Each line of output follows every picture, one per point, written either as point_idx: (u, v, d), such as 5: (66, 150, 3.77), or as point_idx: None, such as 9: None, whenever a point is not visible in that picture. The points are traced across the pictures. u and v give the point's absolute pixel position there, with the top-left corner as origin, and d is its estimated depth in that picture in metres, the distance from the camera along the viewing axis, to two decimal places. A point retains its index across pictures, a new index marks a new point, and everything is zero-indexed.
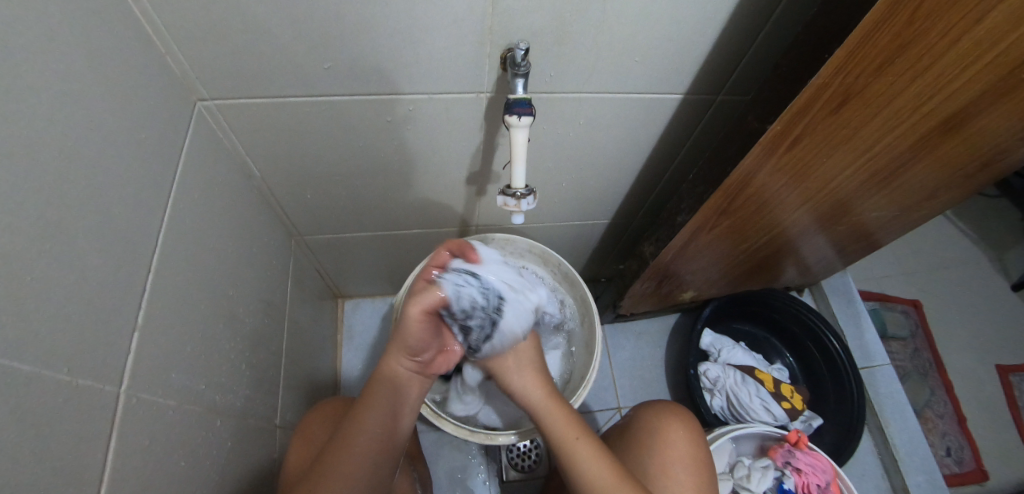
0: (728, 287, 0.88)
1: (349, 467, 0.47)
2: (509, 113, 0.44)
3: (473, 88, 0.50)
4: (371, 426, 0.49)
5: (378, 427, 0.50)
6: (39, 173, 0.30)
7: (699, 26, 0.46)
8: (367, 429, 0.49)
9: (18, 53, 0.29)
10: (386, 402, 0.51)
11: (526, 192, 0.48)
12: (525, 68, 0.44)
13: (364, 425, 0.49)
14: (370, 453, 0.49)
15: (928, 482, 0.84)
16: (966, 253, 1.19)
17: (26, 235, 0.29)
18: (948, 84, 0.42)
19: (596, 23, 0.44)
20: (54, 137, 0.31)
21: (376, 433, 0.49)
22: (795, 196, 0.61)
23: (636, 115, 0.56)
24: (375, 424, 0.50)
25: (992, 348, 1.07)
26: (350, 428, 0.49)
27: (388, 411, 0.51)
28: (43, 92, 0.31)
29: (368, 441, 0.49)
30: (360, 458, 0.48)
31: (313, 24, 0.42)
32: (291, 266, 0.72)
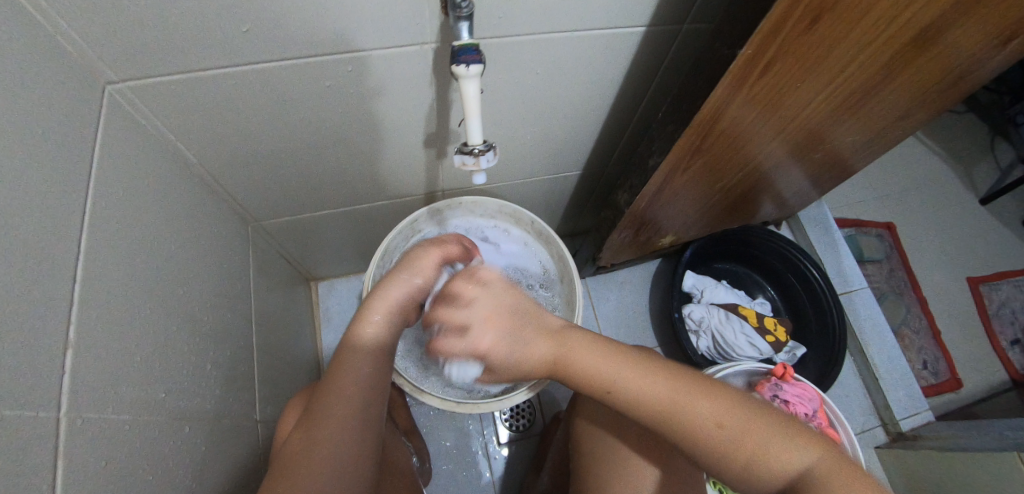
0: (707, 227, 0.86)
1: (333, 432, 0.44)
2: (456, 63, 0.40)
3: (417, 39, 0.45)
4: (351, 384, 0.46)
5: (359, 383, 0.47)
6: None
7: None
8: (348, 389, 0.46)
9: None
10: (365, 360, 0.48)
11: (485, 148, 0.44)
12: (468, 9, 0.39)
13: (341, 375, 0.47)
14: (354, 417, 0.45)
15: (907, 396, 0.88)
16: (937, 171, 1.19)
17: None
18: None
19: None
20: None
21: (358, 388, 0.47)
22: (765, 131, 0.59)
23: (596, 54, 0.52)
24: (353, 382, 0.47)
25: (963, 261, 1.10)
26: (324, 390, 0.46)
27: (362, 366, 0.48)
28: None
29: (350, 395, 0.46)
30: (345, 422, 0.45)
31: None
32: (252, 254, 0.68)
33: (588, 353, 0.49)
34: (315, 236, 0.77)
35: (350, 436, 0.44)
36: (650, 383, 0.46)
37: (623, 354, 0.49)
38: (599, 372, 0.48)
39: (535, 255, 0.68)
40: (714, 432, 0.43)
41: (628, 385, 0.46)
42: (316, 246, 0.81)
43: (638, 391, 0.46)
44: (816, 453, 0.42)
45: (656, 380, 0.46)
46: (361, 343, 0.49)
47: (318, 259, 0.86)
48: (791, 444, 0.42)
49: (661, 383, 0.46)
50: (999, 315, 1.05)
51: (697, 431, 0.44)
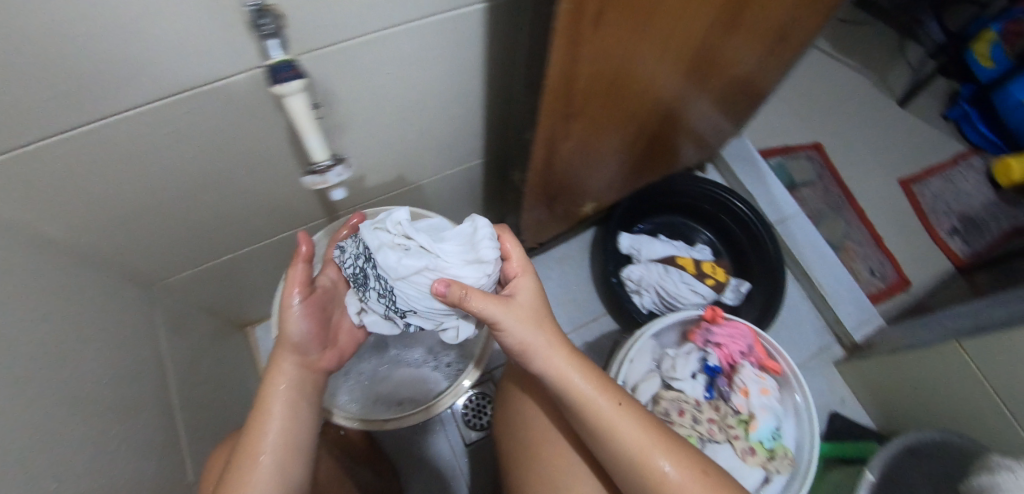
0: (628, 184, 0.86)
1: (272, 452, 0.42)
2: (274, 82, 0.39)
3: (241, 67, 0.42)
4: (275, 401, 0.45)
5: (286, 396, 0.46)
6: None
7: None
8: (275, 406, 0.45)
9: None
10: (286, 370, 0.47)
11: (332, 163, 0.43)
12: (270, 25, 0.37)
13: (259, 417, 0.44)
14: (275, 455, 0.42)
15: (856, 307, 0.90)
16: (853, 82, 1.21)
17: None
18: None
19: None
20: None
21: (283, 402, 0.45)
22: (644, 78, 0.56)
23: (441, 42, 0.50)
24: (279, 397, 0.45)
25: (890, 165, 1.12)
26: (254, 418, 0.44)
27: (283, 378, 0.46)
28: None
29: (274, 435, 0.43)
30: (284, 438, 0.44)
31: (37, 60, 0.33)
32: (158, 316, 0.65)
33: (586, 381, 0.46)
34: (228, 282, 0.75)
35: (289, 446, 0.44)
36: (634, 431, 0.44)
37: (612, 392, 0.47)
38: (577, 394, 0.46)
39: None
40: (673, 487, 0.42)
41: (599, 412, 0.45)
42: (234, 291, 0.78)
43: (602, 422, 0.45)
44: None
45: (623, 417, 0.45)
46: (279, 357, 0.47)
47: (242, 304, 0.83)
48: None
49: (630, 426, 0.45)
50: (934, 208, 1.08)
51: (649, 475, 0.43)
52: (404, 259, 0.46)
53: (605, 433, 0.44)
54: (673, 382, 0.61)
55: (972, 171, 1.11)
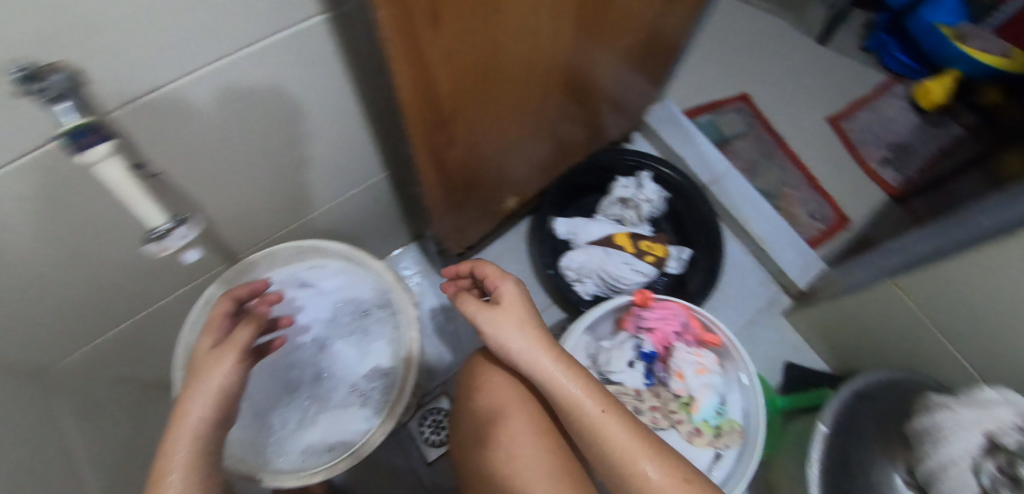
0: (548, 171, 0.83)
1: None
2: (78, 149, 0.31)
3: (38, 134, 0.31)
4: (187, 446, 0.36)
5: (206, 441, 0.37)
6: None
7: None
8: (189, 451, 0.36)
9: None
10: (207, 408, 0.38)
11: (174, 224, 0.38)
12: (55, 87, 0.28)
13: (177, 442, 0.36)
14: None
15: (798, 254, 0.90)
16: (770, 25, 1.19)
17: None
18: None
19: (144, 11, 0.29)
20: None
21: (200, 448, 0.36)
22: (528, 56, 0.49)
23: (297, 62, 0.42)
24: (197, 441, 0.36)
25: (817, 104, 1.12)
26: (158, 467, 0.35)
27: (200, 423, 0.37)
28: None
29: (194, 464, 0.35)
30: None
31: None
32: (54, 408, 0.57)
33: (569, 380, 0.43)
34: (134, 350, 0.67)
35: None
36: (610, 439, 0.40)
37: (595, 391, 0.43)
38: (552, 381, 0.43)
39: (358, 280, 0.60)
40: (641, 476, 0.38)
41: (592, 421, 0.41)
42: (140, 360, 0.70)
43: (570, 408, 0.42)
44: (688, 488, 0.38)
45: (596, 399, 0.42)
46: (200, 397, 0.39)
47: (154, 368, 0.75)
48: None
49: (603, 408, 0.42)
50: (864, 142, 1.08)
51: (630, 468, 0.39)
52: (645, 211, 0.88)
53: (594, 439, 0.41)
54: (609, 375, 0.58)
55: (895, 98, 1.12)
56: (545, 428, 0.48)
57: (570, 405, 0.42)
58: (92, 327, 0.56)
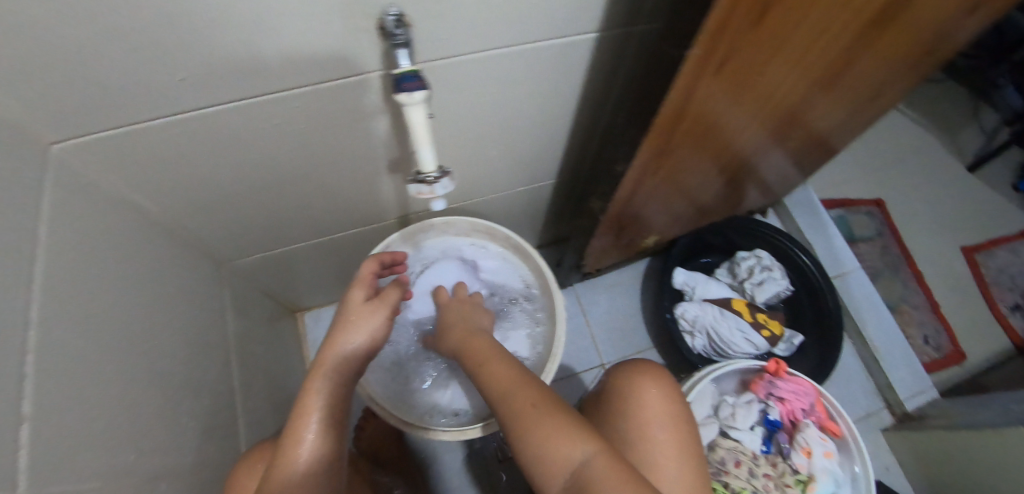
0: (690, 223, 0.86)
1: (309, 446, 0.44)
2: (399, 91, 0.39)
3: (362, 68, 0.43)
4: (322, 401, 0.47)
5: (337, 396, 0.48)
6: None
7: None
8: (323, 402, 0.47)
9: None
10: (340, 371, 0.50)
11: (440, 175, 0.44)
12: (403, 35, 0.39)
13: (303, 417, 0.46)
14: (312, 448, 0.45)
15: (910, 374, 0.87)
16: (919, 141, 1.18)
17: None
18: None
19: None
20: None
21: (330, 401, 0.47)
22: (748, 110, 0.56)
23: (548, 67, 0.52)
24: (331, 398, 0.47)
25: (952, 230, 1.09)
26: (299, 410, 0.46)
27: (327, 395, 0.48)
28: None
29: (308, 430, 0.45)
30: (317, 438, 0.45)
31: (156, 32, 0.35)
32: (228, 296, 0.66)
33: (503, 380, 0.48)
34: (291, 269, 0.76)
35: (324, 441, 0.45)
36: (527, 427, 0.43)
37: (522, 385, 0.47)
38: (484, 373, 0.50)
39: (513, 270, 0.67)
40: (542, 447, 0.41)
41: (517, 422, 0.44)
42: (293, 279, 0.79)
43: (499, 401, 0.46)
44: (599, 451, 0.40)
45: (512, 383, 0.47)
46: (337, 360, 0.50)
47: (297, 291, 0.84)
48: (619, 482, 0.38)
49: (521, 388, 0.46)
50: (997, 282, 1.04)
51: (532, 442, 0.42)
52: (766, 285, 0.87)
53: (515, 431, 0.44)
54: (731, 431, 0.60)
55: None
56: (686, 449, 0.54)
57: (495, 395, 0.47)
58: (288, 233, 0.66)
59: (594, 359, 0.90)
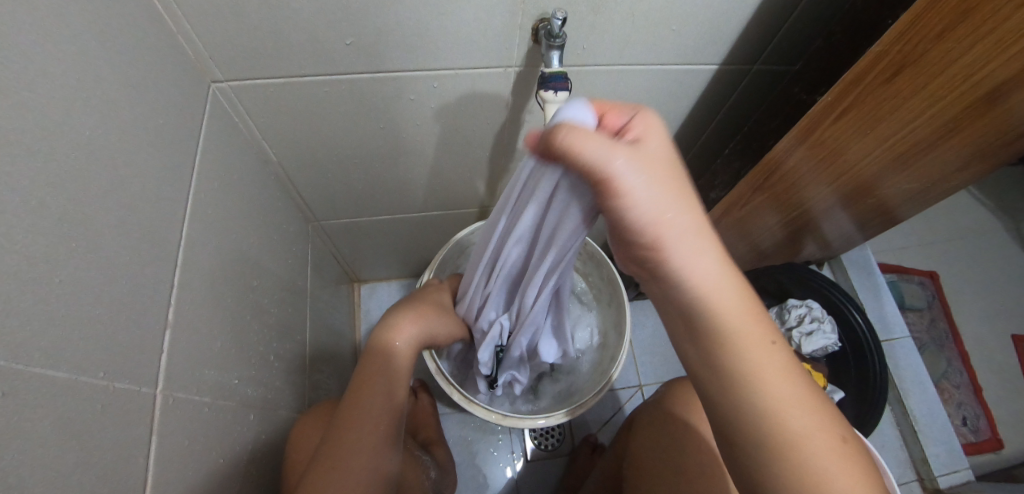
0: (749, 262, 0.87)
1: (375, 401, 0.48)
2: (545, 88, 0.42)
3: (503, 62, 0.47)
4: (385, 379, 0.50)
5: (398, 369, 0.51)
6: (27, 178, 0.26)
7: (728, 12, 0.45)
8: (385, 375, 0.50)
9: (21, 51, 0.26)
10: (402, 356, 0.52)
11: None
12: (561, 39, 0.41)
13: (359, 407, 0.47)
14: (371, 433, 0.47)
15: (947, 451, 0.85)
16: (982, 221, 1.17)
17: (45, 254, 0.27)
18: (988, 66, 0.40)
19: (627, 10, 0.42)
20: (41, 137, 0.27)
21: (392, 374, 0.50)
22: (836, 173, 0.58)
23: (668, 90, 0.54)
24: (391, 368, 0.50)
25: (1007, 317, 1.07)
26: (365, 375, 0.50)
27: (384, 386, 0.49)
28: (17, 77, 0.26)
29: (362, 421, 0.47)
30: (382, 398, 0.49)
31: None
32: (310, 254, 0.71)
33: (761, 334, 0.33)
34: (367, 240, 0.80)
35: (385, 403, 0.49)
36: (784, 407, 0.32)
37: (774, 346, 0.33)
38: (732, 330, 0.32)
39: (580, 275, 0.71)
40: (820, 472, 0.31)
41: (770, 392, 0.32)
42: (365, 250, 0.83)
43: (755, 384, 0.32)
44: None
45: (782, 368, 0.33)
46: (390, 352, 0.51)
47: (364, 262, 0.88)
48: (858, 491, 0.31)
49: (795, 394, 0.32)
50: None
51: (804, 462, 0.31)
52: (815, 337, 0.87)
53: (768, 415, 0.32)
54: None
55: None
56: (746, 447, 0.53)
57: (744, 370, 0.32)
58: (377, 204, 0.70)
59: (632, 379, 0.92)
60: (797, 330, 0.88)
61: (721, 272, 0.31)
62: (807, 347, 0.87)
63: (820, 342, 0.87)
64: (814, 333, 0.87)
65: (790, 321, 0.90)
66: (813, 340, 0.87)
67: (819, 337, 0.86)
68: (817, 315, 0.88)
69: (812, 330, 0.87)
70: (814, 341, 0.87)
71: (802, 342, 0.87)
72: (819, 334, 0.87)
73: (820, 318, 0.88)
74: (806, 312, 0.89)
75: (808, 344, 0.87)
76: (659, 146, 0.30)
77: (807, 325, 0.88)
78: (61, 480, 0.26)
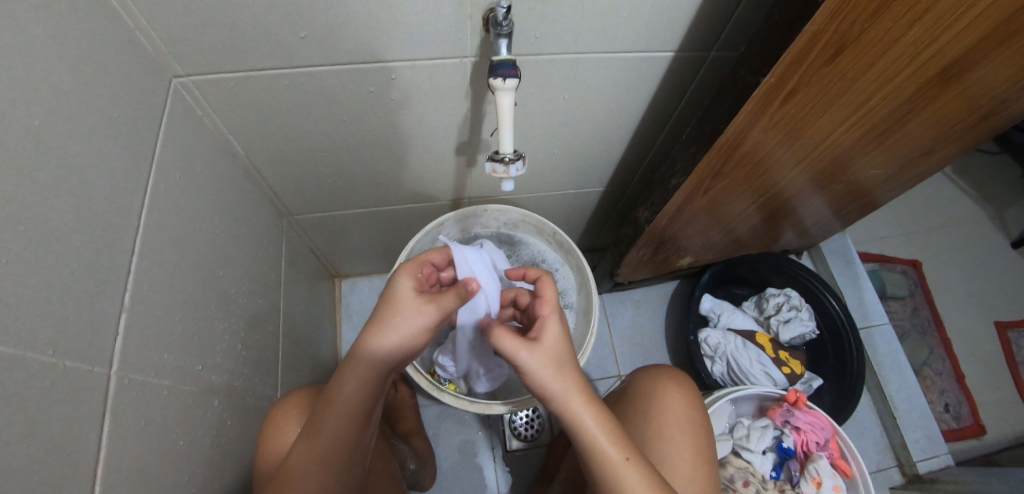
0: (725, 252, 0.87)
1: (306, 475, 0.44)
2: (494, 76, 0.42)
3: (457, 52, 0.48)
4: (340, 414, 0.45)
5: (341, 439, 0.45)
6: None
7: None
8: (336, 433, 0.45)
9: None
10: (365, 383, 0.45)
11: (515, 158, 0.47)
12: (508, 27, 0.42)
13: (308, 450, 0.44)
14: (314, 482, 0.44)
15: (926, 437, 0.85)
16: (965, 209, 1.17)
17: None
18: (940, 33, 0.40)
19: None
20: None
21: (328, 440, 0.45)
22: (806, 150, 0.57)
23: (625, 78, 0.55)
24: (330, 439, 0.45)
25: (988, 304, 1.07)
26: (314, 424, 0.45)
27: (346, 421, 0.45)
28: None
29: (308, 472, 0.44)
30: (326, 451, 0.44)
31: None
32: (284, 247, 0.72)
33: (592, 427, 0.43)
34: (344, 234, 0.81)
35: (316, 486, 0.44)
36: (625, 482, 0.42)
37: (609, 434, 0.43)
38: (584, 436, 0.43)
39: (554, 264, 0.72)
40: None
41: (613, 466, 0.42)
42: (343, 244, 0.85)
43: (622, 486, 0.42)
44: None
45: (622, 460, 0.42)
46: (360, 367, 0.45)
47: (342, 257, 0.90)
48: None
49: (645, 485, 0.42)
50: None
51: None
52: (793, 326, 0.87)
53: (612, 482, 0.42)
54: (743, 451, 0.62)
55: None
56: (695, 440, 0.57)
57: (611, 482, 0.43)
58: (349, 198, 0.71)
59: (611, 369, 0.92)
60: (776, 319, 0.89)
61: (562, 381, 0.43)
62: (785, 335, 0.87)
63: (798, 331, 0.87)
64: (792, 322, 0.87)
65: (769, 310, 0.90)
66: (791, 329, 0.87)
67: (798, 326, 0.87)
68: (795, 302, 0.88)
69: (789, 317, 0.88)
70: (793, 329, 0.87)
71: (781, 330, 0.88)
72: (797, 322, 0.87)
73: (798, 306, 0.88)
74: (785, 301, 0.89)
75: (788, 333, 0.87)
76: (548, 334, 0.46)
77: (785, 313, 0.88)
78: (11, 450, 0.27)
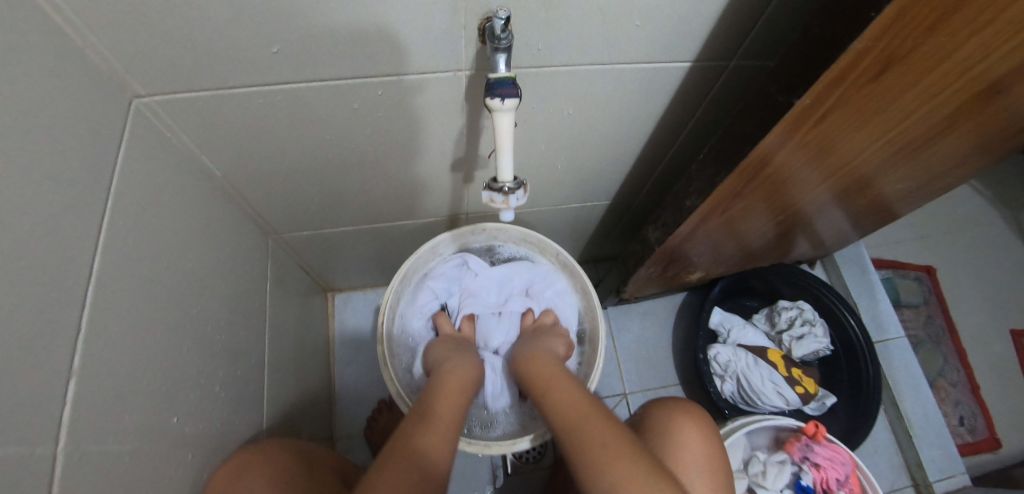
0: (737, 266, 0.83)
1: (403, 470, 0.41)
2: (491, 95, 0.37)
3: (451, 65, 0.43)
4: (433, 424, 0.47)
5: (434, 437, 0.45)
6: None
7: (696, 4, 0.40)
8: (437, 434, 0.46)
9: None
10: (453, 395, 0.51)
11: (515, 186, 0.43)
12: (507, 40, 0.37)
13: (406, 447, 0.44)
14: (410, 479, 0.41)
15: (943, 455, 0.82)
16: (981, 212, 1.13)
17: None
18: (998, 48, 0.35)
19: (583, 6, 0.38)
20: None
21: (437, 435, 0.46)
22: (831, 169, 0.53)
23: (636, 91, 0.50)
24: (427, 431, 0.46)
25: (1005, 311, 1.04)
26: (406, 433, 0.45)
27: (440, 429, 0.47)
28: None
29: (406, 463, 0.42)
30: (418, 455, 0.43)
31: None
32: (270, 268, 0.67)
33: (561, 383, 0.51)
34: (334, 251, 0.77)
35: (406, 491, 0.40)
36: (573, 405, 0.47)
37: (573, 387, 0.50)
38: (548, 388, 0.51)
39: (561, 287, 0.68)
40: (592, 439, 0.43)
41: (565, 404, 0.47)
42: (334, 260, 0.80)
43: (597, 454, 0.41)
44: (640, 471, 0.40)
45: (579, 400, 0.47)
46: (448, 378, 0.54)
47: (334, 272, 0.85)
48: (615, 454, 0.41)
49: (595, 417, 0.45)
50: None
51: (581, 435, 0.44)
52: (807, 342, 0.83)
53: (563, 420, 0.46)
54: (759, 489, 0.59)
55: None
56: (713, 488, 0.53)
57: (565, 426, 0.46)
58: (338, 216, 0.67)
59: (617, 387, 0.89)
60: (789, 335, 0.85)
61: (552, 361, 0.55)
62: (797, 352, 0.84)
63: (811, 348, 0.83)
64: (805, 338, 0.83)
65: (782, 325, 0.86)
66: (804, 346, 0.83)
67: (812, 342, 0.83)
68: (808, 317, 0.85)
69: (803, 332, 0.84)
70: (806, 346, 0.83)
71: (793, 348, 0.84)
72: (810, 338, 0.83)
73: (811, 321, 0.85)
74: (798, 316, 0.85)
75: (801, 349, 0.83)
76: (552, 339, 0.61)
77: (797, 328, 0.84)
78: None
